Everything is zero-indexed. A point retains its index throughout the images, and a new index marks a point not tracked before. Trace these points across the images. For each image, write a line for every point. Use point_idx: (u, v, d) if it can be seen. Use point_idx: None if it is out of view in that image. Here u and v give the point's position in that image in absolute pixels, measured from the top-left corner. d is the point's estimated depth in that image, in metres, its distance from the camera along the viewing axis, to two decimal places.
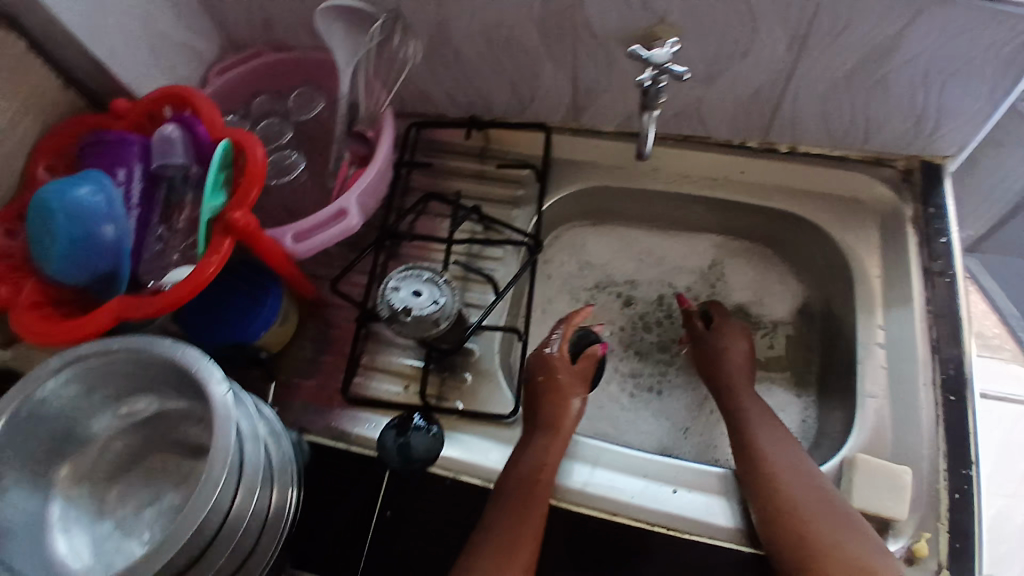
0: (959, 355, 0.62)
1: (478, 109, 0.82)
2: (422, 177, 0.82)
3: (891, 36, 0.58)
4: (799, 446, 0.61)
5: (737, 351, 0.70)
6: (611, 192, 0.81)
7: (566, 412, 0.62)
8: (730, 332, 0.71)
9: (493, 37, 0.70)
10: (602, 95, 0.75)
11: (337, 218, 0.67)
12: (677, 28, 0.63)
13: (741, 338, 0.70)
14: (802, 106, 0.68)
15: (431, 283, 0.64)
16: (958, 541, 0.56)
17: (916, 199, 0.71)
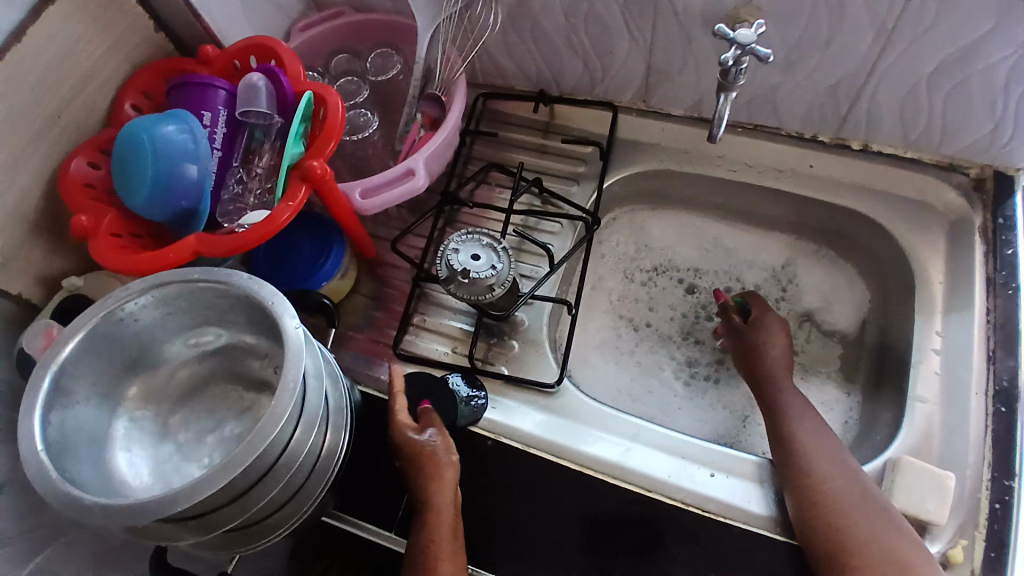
0: (1013, 366, 0.60)
1: (547, 83, 0.83)
2: (487, 146, 0.84)
3: (986, 34, 0.57)
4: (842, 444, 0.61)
5: (777, 351, 0.69)
6: (673, 175, 0.81)
7: (437, 485, 0.55)
8: (771, 329, 0.71)
9: (571, 10, 0.71)
10: (674, 75, 0.75)
11: (405, 178, 0.69)
12: (761, 11, 0.62)
13: (782, 336, 0.70)
14: (880, 102, 0.67)
15: (489, 248, 0.65)
16: (993, 550, 0.55)
17: (986, 206, 0.69)
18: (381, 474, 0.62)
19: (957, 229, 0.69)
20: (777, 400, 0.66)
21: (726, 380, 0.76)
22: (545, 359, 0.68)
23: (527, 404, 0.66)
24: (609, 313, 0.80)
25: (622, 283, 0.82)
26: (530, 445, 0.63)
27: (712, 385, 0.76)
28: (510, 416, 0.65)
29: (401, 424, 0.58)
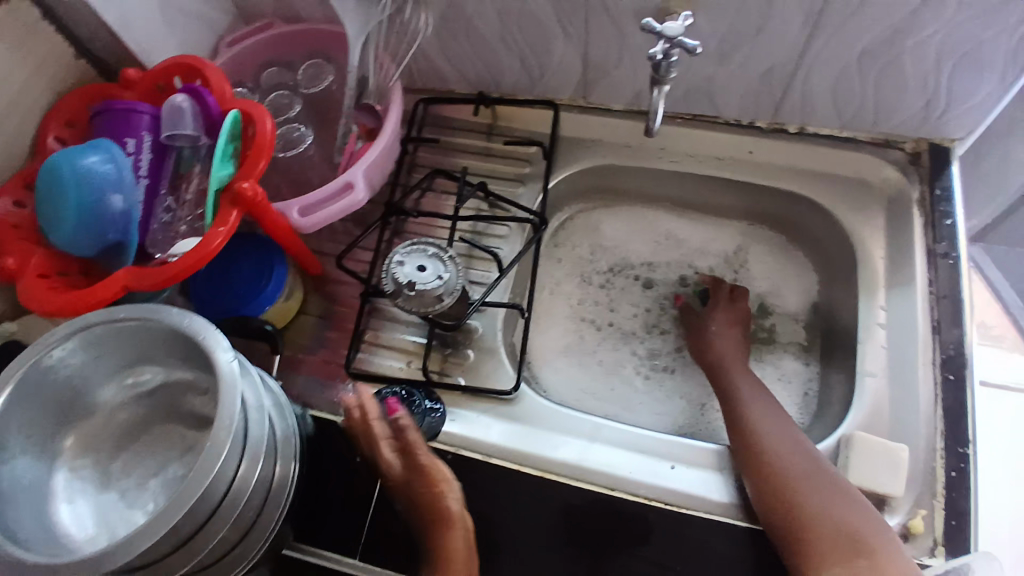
0: (960, 338, 0.62)
1: (487, 85, 0.82)
2: (431, 153, 0.83)
3: (909, 13, 0.58)
4: (795, 428, 0.62)
5: (726, 343, 0.71)
6: (617, 170, 0.81)
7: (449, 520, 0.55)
8: (717, 328, 0.72)
9: (504, 10, 0.70)
10: (612, 70, 0.74)
11: (344, 193, 0.67)
12: (692, 2, 0.62)
13: (735, 327, 0.73)
14: (814, 86, 0.68)
15: (435, 258, 0.64)
16: (954, 519, 0.56)
17: (922, 180, 0.70)
18: (338, 499, 0.61)
19: (895, 204, 0.71)
20: (734, 389, 0.67)
21: (681, 369, 0.77)
22: (501, 365, 0.68)
23: (487, 414, 0.65)
24: (566, 315, 0.80)
25: (580, 286, 0.81)
26: (492, 454, 0.62)
27: (668, 375, 0.76)
28: (470, 427, 0.64)
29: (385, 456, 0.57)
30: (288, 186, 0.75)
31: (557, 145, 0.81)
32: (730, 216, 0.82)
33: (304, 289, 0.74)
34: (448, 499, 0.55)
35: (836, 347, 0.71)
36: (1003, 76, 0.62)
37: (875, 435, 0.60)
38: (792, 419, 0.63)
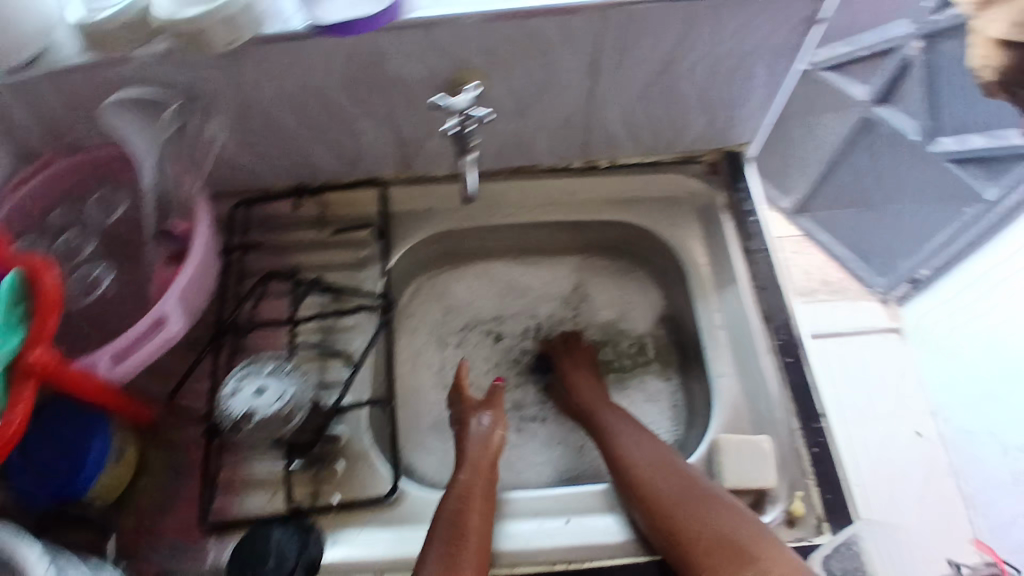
0: (786, 320, 0.67)
1: (306, 177, 0.80)
2: (264, 256, 0.79)
3: (672, 49, 0.63)
4: (682, 468, 0.61)
5: (581, 386, 0.77)
6: (454, 234, 0.84)
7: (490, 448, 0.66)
8: (570, 376, 0.78)
9: (300, 103, 0.68)
10: (424, 141, 0.75)
11: (156, 328, 0.62)
12: (479, 69, 0.64)
13: (582, 367, 0.80)
14: (611, 126, 0.73)
15: (274, 376, 0.63)
16: (830, 493, 0.59)
17: (725, 187, 0.77)
18: None
19: (707, 214, 0.77)
20: (608, 425, 0.70)
21: (552, 416, 0.83)
22: (376, 466, 0.67)
23: (373, 524, 0.64)
24: (430, 387, 0.84)
25: (438, 351, 0.87)
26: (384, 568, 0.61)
27: (539, 424, 0.82)
28: (357, 546, 0.62)
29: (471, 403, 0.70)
30: (104, 326, 0.69)
31: (391, 222, 0.82)
32: (566, 255, 0.89)
33: (140, 444, 0.68)
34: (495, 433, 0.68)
35: (695, 352, 0.78)
36: (768, 81, 0.68)
37: (737, 434, 0.62)
38: (678, 458, 0.63)
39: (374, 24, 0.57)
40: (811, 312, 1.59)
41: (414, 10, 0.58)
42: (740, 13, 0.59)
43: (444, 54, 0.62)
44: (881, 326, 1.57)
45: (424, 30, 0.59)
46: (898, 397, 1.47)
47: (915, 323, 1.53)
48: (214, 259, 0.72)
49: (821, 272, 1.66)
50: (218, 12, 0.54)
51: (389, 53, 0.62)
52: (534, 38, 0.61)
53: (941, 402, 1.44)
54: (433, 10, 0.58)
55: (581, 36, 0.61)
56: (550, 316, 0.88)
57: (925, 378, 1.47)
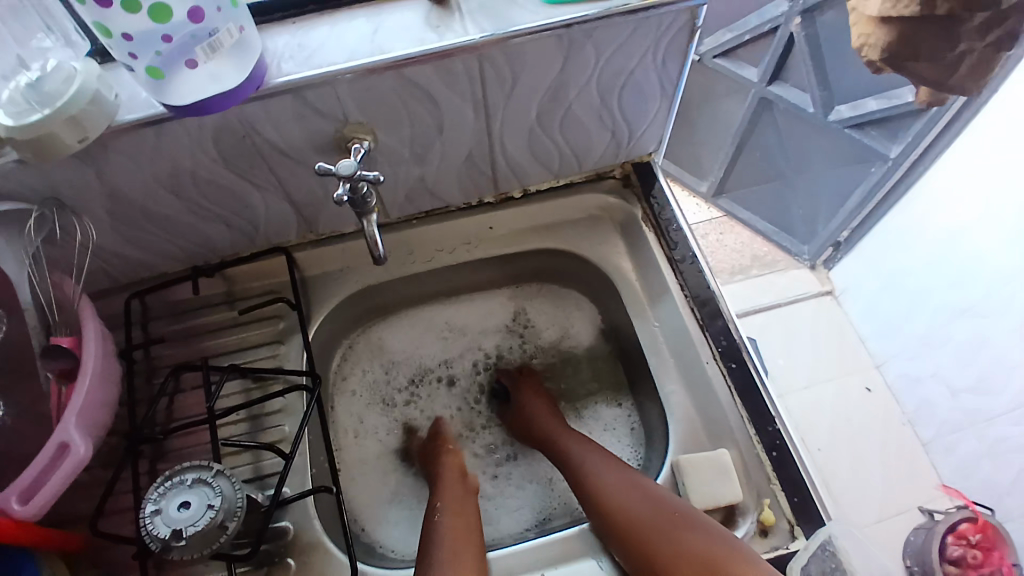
0: (725, 326, 0.68)
1: (203, 256, 0.74)
2: (172, 347, 0.72)
3: (556, 74, 0.62)
4: (654, 486, 0.62)
5: (541, 410, 0.78)
6: (377, 286, 0.80)
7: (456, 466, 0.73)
8: (525, 401, 0.80)
9: (177, 185, 0.63)
10: (324, 202, 0.71)
11: (60, 454, 0.57)
12: (364, 123, 0.62)
13: (538, 397, 0.80)
14: (512, 154, 0.72)
15: (199, 485, 0.55)
16: (796, 495, 0.61)
17: (640, 198, 0.78)
18: None
19: (626, 226, 0.79)
20: (569, 454, 0.72)
21: (524, 454, 0.83)
22: (332, 555, 0.62)
23: None
24: (381, 456, 0.81)
25: (384, 415, 0.83)
26: None
27: (514, 462, 0.82)
28: None
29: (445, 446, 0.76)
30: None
31: (306, 288, 0.78)
32: (500, 285, 0.87)
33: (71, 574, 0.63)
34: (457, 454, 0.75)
35: (639, 365, 0.78)
36: (661, 92, 0.69)
37: (696, 451, 0.64)
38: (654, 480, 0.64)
39: (236, 97, 0.54)
40: (748, 290, 1.64)
41: (280, 74, 0.56)
42: (617, 34, 0.60)
43: (323, 113, 0.60)
44: (815, 292, 1.62)
45: (295, 93, 0.57)
46: (842, 357, 1.53)
47: (845, 283, 1.58)
48: (114, 362, 0.67)
49: (749, 249, 1.71)
50: (61, 112, 0.51)
51: (263, 123, 0.59)
52: (414, 86, 0.59)
53: (883, 355, 1.49)
54: (301, 72, 0.56)
55: (461, 74, 0.60)
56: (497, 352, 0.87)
57: (865, 334, 1.53)
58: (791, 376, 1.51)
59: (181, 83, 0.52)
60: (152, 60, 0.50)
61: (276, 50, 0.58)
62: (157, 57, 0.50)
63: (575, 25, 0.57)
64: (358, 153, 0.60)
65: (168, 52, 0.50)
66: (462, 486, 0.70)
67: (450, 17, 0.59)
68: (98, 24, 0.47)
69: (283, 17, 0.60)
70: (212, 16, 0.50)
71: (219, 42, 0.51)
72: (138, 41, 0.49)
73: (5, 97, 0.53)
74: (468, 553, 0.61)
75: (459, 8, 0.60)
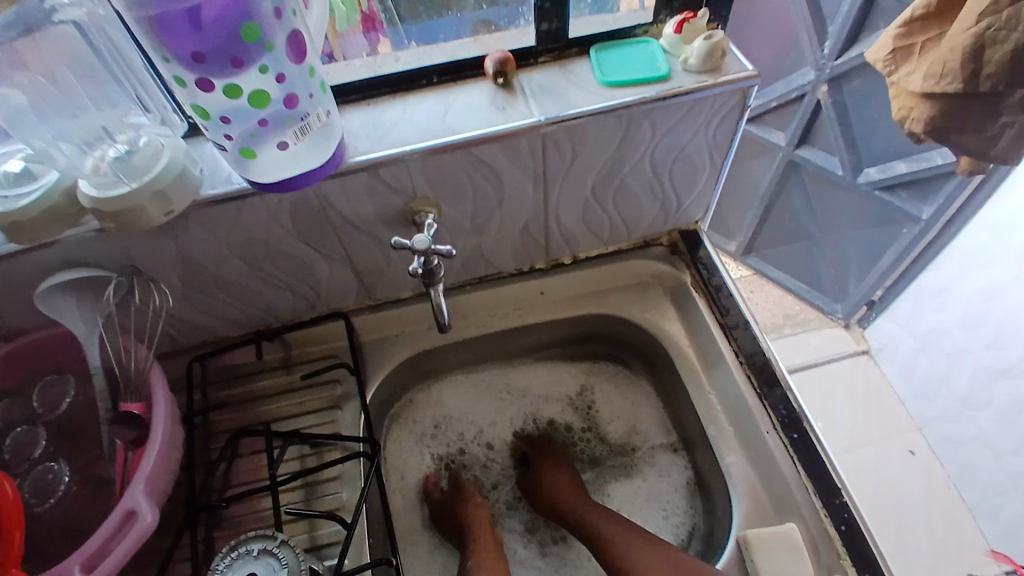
0: (784, 395, 0.68)
1: (263, 322, 0.77)
2: (232, 412, 0.74)
3: (614, 150, 0.65)
4: (681, 559, 0.65)
5: (559, 481, 0.78)
6: (429, 355, 0.82)
7: (478, 528, 0.73)
8: (540, 470, 0.80)
9: (250, 255, 0.66)
10: (385, 270, 0.74)
11: (128, 522, 0.58)
12: (431, 197, 0.65)
13: (560, 465, 0.81)
14: (566, 224, 0.74)
15: (265, 556, 0.56)
16: (868, 572, 0.59)
17: (687, 263, 0.81)
18: None
19: (676, 292, 0.81)
20: (595, 528, 0.72)
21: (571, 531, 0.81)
22: None
23: None
24: (425, 520, 0.81)
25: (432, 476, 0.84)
26: None
27: (563, 543, 0.81)
28: None
29: (462, 501, 0.77)
30: (59, 531, 0.63)
31: (361, 353, 0.79)
32: (566, 350, 0.89)
33: None
34: (472, 499, 0.77)
35: (697, 436, 0.77)
36: (712, 163, 0.71)
37: (763, 527, 0.64)
38: (681, 554, 0.66)
39: (319, 174, 0.57)
40: (783, 349, 1.62)
41: (357, 154, 0.59)
42: (674, 113, 0.62)
43: (396, 189, 0.63)
44: (850, 351, 1.60)
45: (371, 171, 0.60)
46: (882, 418, 1.50)
47: (881, 342, 1.56)
48: (178, 429, 0.68)
49: (781, 308, 1.72)
50: (150, 185, 0.54)
51: (337, 198, 0.62)
52: (482, 163, 0.62)
53: (923, 418, 1.46)
54: (376, 151, 0.59)
55: (526, 153, 0.63)
56: (551, 423, 0.88)
57: (904, 395, 1.50)
58: (831, 435, 1.47)
59: (269, 160, 0.55)
60: (244, 140, 0.53)
61: (352, 130, 0.61)
62: (250, 137, 0.53)
63: (634, 106, 0.60)
64: (430, 228, 0.62)
65: (261, 133, 0.53)
66: (487, 543, 0.72)
67: (514, 98, 0.63)
68: (196, 106, 0.51)
69: (358, 98, 0.64)
70: (305, 102, 0.53)
71: (308, 125, 0.54)
72: (234, 122, 0.52)
73: (89, 167, 0.56)
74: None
75: (522, 90, 0.63)
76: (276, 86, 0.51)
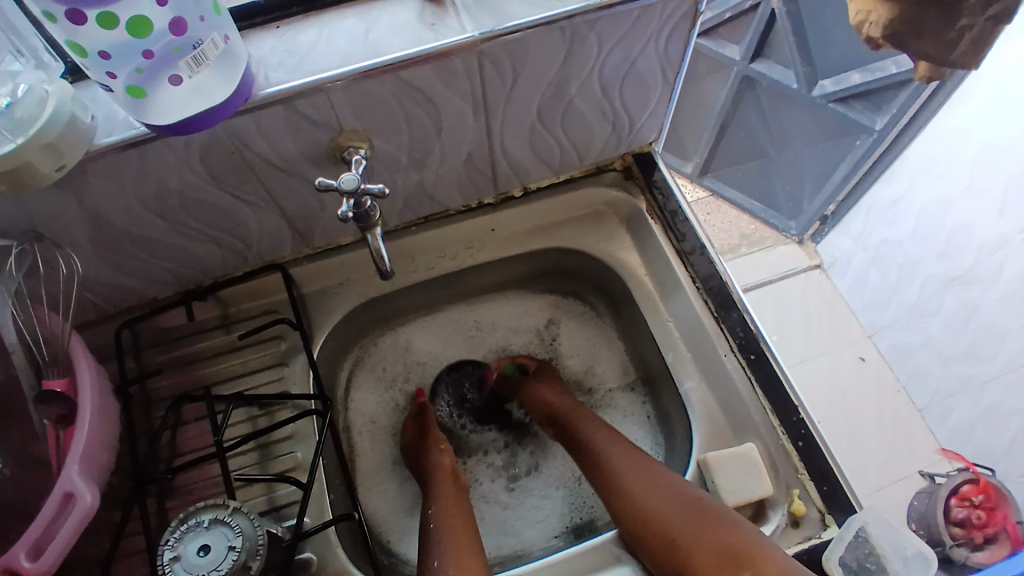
0: (741, 317, 0.68)
1: (193, 279, 0.71)
2: (171, 377, 0.69)
3: (559, 69, 0.60)
4: (676, 478, 0.62)
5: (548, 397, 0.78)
6: (380, 300, 0.79)
7: (443, 464, 0.72)
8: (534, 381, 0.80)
9: (164, 208, 0.60)
10: (320, 215, 0.68)
11: (68, 505, 0.55)
12: (360, 131, 0.59)
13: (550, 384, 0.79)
14: (514, 153, 0.69)
15: (217, 526, 0.53)
16: (824, 484, 0.62)
17: (642, 189, 0.78)
18: None
19: (631, 219, 0.78)
20: (594, 445, 0.70)
21: (543, 465, 0.81)
22: None
23: None
24: (390, 466, 0.79)
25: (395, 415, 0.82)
26: None
27: (534, 475, 0.80)
28: None
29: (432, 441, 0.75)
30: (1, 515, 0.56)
31: (304, 305, 0.75)
32: (533, 288, 0.86)
33: None
34: (441, 441, 0.75)
35: (657, 365, 0.77)
36: (664, 79, 0.66)
37: (721, 449, 0.65)
38: (672, 474, 0.64)
39: (226, 112, 0.50)
40: (741, 269, 1.62)
41: (268, 85, 0.52)
42: (621, 24, 0.57)
43: (318, 123, 0.56)
44: (803, 267, 1.62)
45: (288, 104, 0.53)
46: (835, 328, 1.54)
47: (833, 257, 1.59)
48: (110, 401, 0.63)
49: (738, 227, 1.69)
50: (37, 139, 0.46)
51: (253, 137, 0.55)
52: (414, 89, 0.56)
53: (875, 325, 1.51)
54: (292, 80, 0.52)
55: (463, 76, 0.57)
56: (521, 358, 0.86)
57: (856, 306, 1.55)
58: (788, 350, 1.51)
59: (166, 100, 0.48)
60: (132, 78, 0.46)
61: (260, 58, 0.54)
62: (137, 73, 0.46)
63: (578, 17, 0.54)
64: (359, 164, 0.57)
65: (150, 68, 0.46)
66: (451, 487, 0.70)
67: (445, 13, 0.56)
68: (71, 42, 0.43)
69: (266, 20, 0.56)
70: (196, 26, 0.46)
71: (204, 53, 0.47)
72: (115, 58, 0.44)
73: None
74: (471, 553, 0.61)
75: (453, 3, 0.56)
76: (159, 11, 0.43)
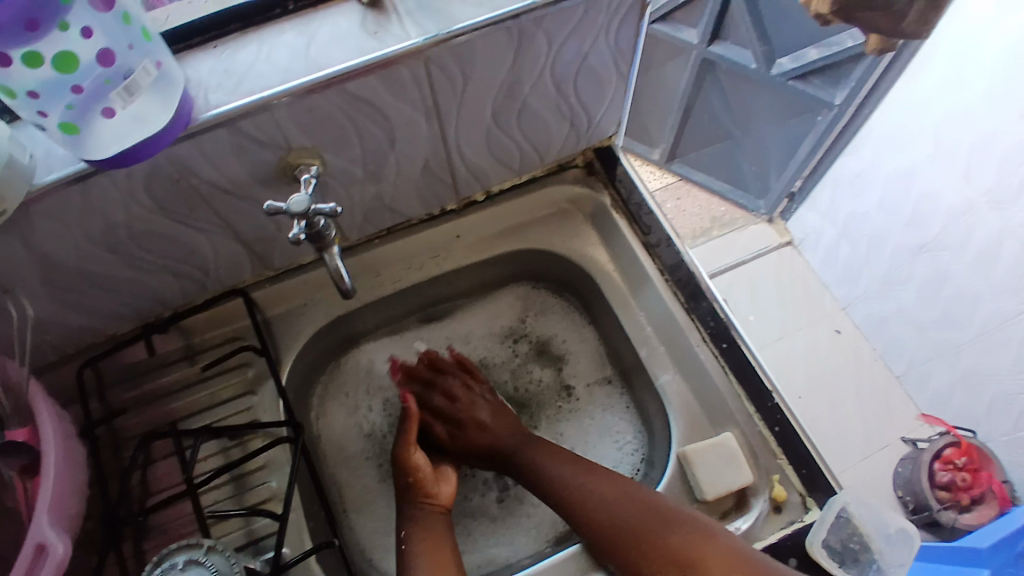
0: (711, 307, 0.68)
1: (153, 311, 0.69)
2: (137, 414, 0.67)
3: (509, 69, 0.58)
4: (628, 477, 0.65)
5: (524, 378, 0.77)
6: (347, 317, 0.78)
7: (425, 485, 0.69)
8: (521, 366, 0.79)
9: (113, 242, 0.57)
10: (277, 235, 0.66)
11: (38, 559, 0.52)
12: (310, 148, 0.57)
13: None
14: (473, 156, 0.68)
15: (190, 566, 0.51)
16: (803, 467, 0.62)
17: (607, 184, 0.77)
18: None
19: (597, 216, 0.77)
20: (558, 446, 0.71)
21: None
22: None
23: None
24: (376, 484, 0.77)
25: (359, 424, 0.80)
26: None
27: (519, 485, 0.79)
28: None
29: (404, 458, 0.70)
30: None
31: (270, 329, 0.73)
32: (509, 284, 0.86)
33: None
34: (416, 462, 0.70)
35: (633, 360, 0.76)
36: (617, 73, 0.65)
37: (701, 442, 0.65)
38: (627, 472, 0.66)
39: (163, 141, 0.48)
40: (714, 251, 1.63)
41: (207, 108, 0.50)
42: (568, 20, 0.56)
43: (265, 144, 0.54)
44: (775, 245, 1.64)
45: (230, 126, 0.51)
46: (809, 303, 1.56)
47: (804, 233, 1.61)
48: (76, 445, 0.61)
49: (708, 210, 1.71)
50: None
51: (197, 163, 0.53)
52: (361, 101, 0.55)
53: (848, 296, 1.52)
54: (231, 101, 0.50)
55: (411, 85, 0.55)
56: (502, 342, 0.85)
57: (829, 280, 1.56)
58: (765, 329, 1.52)
59: (102, 135, 0.45)
60: (65, 115, 0.43)
61: (197, 80, 0.52)
62: (69, 110, 0.43)
63: (524, 15, 0.53)
64: (309, 184, 0.55)
65: (81, 103, 0.43)
66: (429, 511, 0.68)
67: (387, 20, 0.54)
68: None
69: (202, 41, 0.54)
70: (125, 55, 0.43)
71: (137, 82, 0.44)
72: (45, 96, 0.42)
73: None
74: (449, 568, 0.63)
75: (395, 9, 0.55)
76: (86, 43, 0.41)
